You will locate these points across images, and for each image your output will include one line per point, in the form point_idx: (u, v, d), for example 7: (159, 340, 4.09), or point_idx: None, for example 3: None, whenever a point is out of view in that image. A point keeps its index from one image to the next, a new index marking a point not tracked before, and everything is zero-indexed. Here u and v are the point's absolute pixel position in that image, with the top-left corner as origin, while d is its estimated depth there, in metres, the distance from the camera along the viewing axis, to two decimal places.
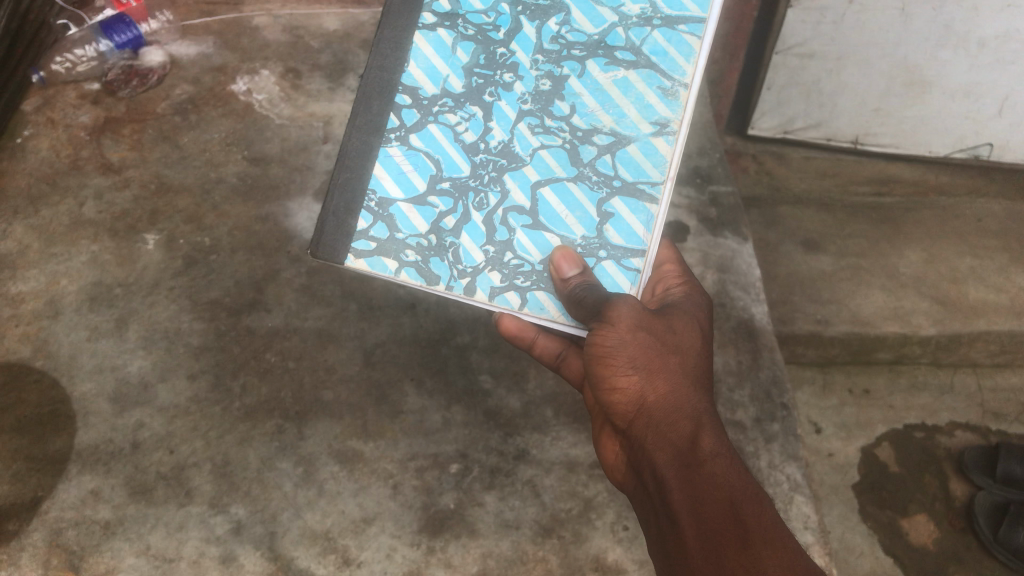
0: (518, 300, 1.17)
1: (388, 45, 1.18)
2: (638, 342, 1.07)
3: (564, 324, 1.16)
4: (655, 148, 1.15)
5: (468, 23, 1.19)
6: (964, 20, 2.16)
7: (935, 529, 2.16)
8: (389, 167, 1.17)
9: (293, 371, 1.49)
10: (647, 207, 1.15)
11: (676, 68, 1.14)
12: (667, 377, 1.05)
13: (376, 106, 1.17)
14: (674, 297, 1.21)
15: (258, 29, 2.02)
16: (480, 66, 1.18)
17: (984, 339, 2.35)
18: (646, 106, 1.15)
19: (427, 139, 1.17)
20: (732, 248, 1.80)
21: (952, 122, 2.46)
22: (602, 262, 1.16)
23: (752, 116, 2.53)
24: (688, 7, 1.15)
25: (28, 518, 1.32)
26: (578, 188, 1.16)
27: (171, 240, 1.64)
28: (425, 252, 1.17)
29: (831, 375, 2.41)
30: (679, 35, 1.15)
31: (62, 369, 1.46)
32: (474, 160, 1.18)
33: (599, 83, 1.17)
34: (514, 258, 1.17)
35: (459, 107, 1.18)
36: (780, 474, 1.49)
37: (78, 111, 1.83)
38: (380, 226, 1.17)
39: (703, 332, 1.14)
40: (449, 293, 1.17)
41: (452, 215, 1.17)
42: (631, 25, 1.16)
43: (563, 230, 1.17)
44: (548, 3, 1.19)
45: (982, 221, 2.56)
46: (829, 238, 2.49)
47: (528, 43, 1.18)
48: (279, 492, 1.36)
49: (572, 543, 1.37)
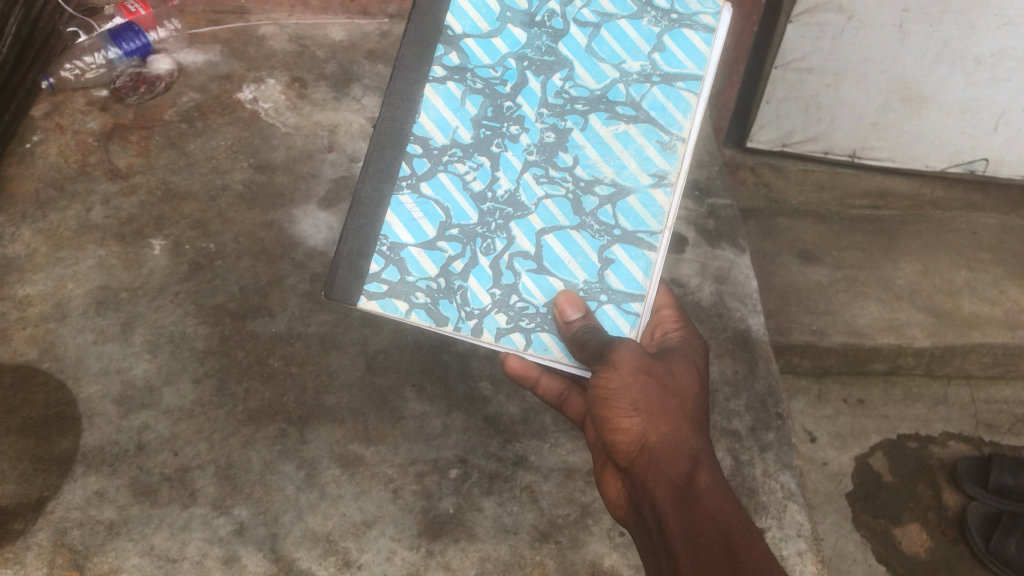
0: (522, 340, 1.18)
1: (398, 97, 1.17)
2: (641, 384, 1.08)
3: (567, 364, 1.16)
4: (653, 200, 1.16)
5: (476, 77, 1.17)
6: (961, 37, 2.19)
7: (928, 538, 2.19)
8: (401, 214, 1.17)
9: (296, 375, 1.52)
10: (645, 253, 1.17)
11: (675, 123, 1.15)
12: (667, 419, 1.06)
13: (388, 155, 1.16)
14: (671, 340, 1.23)
15: (265, 39, 2.06)
16: (488, 118, 1.17)
17: (978, 352, 2.37)
18: (645, 159, 1.16)
19: (437, 188, 1.17)
20: (730, 260, 1.82)
21: (949, 137, 2.48)
22: (603, 306, 1.17)
23: (752, 128, 2.53)
24: (687, 63, 1.16)
25: (33, 517, 1.33)
26: (580, 236, 1.17)
27: (177, 245, 1.67)
28: (435, 294, 1.18)
29: (827, 385, 2.44)
30: (678, 92, 1.16)
31: (69, 372, 1.49)
32: (482, 208, 1.18)
33: (601, 136, 1.17)
34: (519, 300, 1.18)
35: (468, 157, 1.17)
36: (775, 483, 1.51)
37: (87, 117, 1.86)
38: (392, 269, 1.17)
39: (699, 375, 1.17)
40: (458, 333, 1.18)
41: (461, 259, 1.18)
42: (632, 81, 1.16)
43: (566, 274, 1.18)
44: (553, 57, 1.18)
45: (977, 234, 2.67)
46: (826, 251, 2.56)
47: (534, 97, 1.18)
48: (282, 495, 1.38)
49: (569, 548, 1.39)
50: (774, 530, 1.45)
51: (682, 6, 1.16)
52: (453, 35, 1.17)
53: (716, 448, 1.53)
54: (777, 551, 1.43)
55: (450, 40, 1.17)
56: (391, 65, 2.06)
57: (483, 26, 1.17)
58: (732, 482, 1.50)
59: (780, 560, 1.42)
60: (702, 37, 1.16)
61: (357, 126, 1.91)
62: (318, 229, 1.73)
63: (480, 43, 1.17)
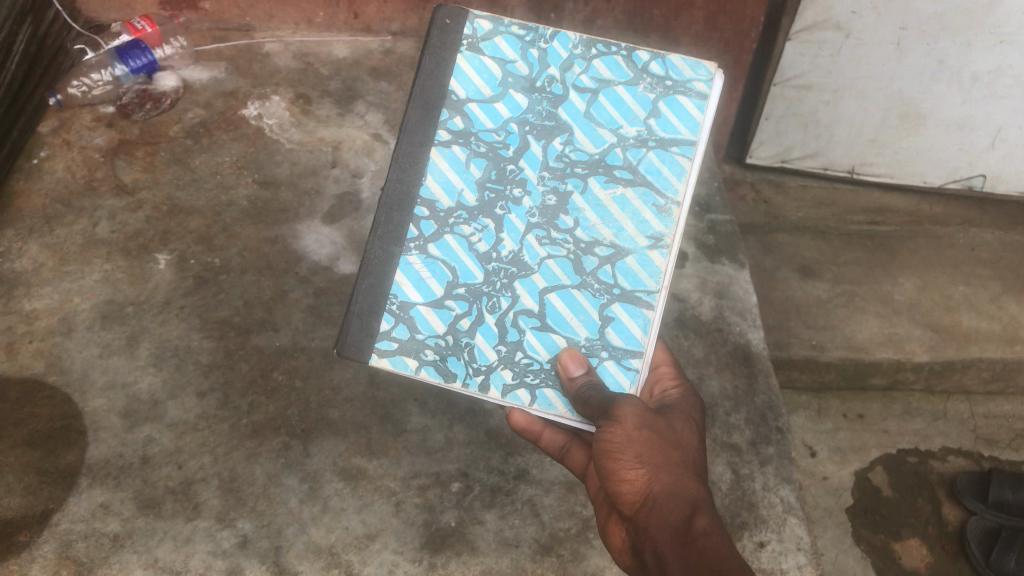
0: (528, 396, 1.17)
1: (406, 160, 1.20)
2: (644, 438, 1.07)
3: (572, 419, 1.16)
4: (650, 260, 1.18)
5: (480, 141, 1.21)
6: (957, 55, 2.21)
7: (928, 553, 2.21)
8: (410, 274, 1.18)
9: (299, 389, 1.53)
10: (644, 311, 1.18)
11: (670, 186, 1.19)
12: (671, 471, 1.05)
13: (396, 217, 1.18)
14: (670, 399, 1.23)
15: (269, 56, 2.09)
16: (492, 181, 1.20)
17: (976, 367, 2.39)
18: (642, 221, 1.18)
19: (444, 249, 1.19)
20: (730, 274, 1.83)
21: (946, 153, 2.51)
22: (604, 362, 1.17)
23: (751, 145, 2.56)
24: (681, 129, 1.20)
25: (38, 530, 1.34)
26: (581, 295, 1.19)
27: (182, 260, 1.68)
28: (443, 351, 1.17)
29: (826, 400, 2.45)
30: (673, 156, 1.20)
31: (74, 385, 1.50)
32: (487, 268, 1.19)
33: (599, 199, 1.19)
34: (524, 357, 1.18)
35: (472, 219, 1.20)
36: (775, 497, 1.52)
37: (94, 133, 1.88)
38: (401, 327, 1.17)
39: (699, 436, 1.16)
40: (465, 390, 1.17)
41: (467, 317, 1.18)
42: (628, 146, 1.21)
43: (569, 332, 1.19)
44: (553, 122, 1.22)
45: (976, 250, 2.61)
46: (826, 265, 2.54)
47: (536, 160, 1.21)
48: (285, 508, 1.39)
49: (571, 561, 1.40)
50: (774, 543, 1.47)
51: (675, 74, 1.22)
52: (458, 100, 1.22)
53: (717, 462, 1.54)
54: (777, 564, 1.45)
55: (456, 104, 1.22)
56: (395, 82, 2.08)
57: (486, 91, 1.23)
58: (732, 496, 1.51)
59: (780, 573, 1.44)
60: (695, 104, 1.21)
61: (361, 143, 1.93)
62: (322, 244, 1.75)
63: (484, 108, 1.22)
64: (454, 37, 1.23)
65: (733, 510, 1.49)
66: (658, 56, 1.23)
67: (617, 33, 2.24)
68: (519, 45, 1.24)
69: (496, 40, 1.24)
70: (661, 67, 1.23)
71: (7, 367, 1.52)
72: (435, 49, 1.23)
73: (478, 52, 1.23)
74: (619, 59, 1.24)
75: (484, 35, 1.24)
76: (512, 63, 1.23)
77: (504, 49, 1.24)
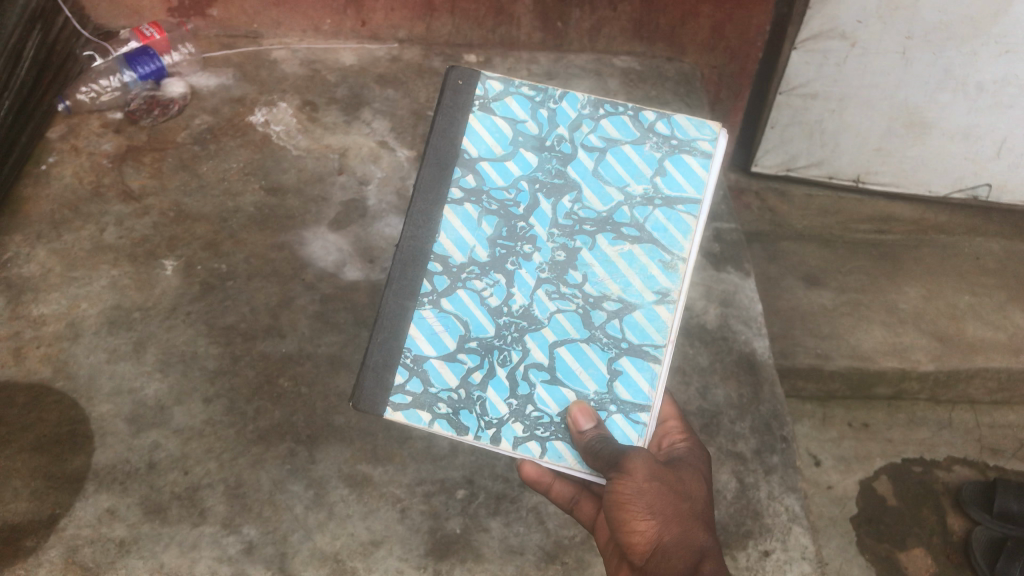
0: (538, 448, 1.16)
1: (420, 218, 1.19)
2: (655, 490, 1.07)
3: (581, 471, 1.15)
4: (658, 315, 1.18)
5: (491, 198, 1.21)
6: (963, 64, 2.22)
7: (933, 563, 2.20)
8: (423, 328, 1.17)
9: (305, 396, 1.53)
10: (651, 365, 1.18)
11: (676, 243, 1.19)
12: (681, 522, 1.06)
13: (410, 272, 1.17)
14: (678, 452, 1.23)
15: (276, 63, 2.09)
16: (503, 237, 1.20)
17: (982, 376, 2.39)
18: (649, 277, 1.19)
19: (457, 303, 1.18)
20: (735, 283, 1.84)
21: (951, 162, 2.51)
22: (613, 415, 1.17)
23: (757, 153, 2.58)
24: (686, 187, 1.21)
25: (45, 534, 1.35)
26: (590, 348, 1.19)
27: (189, 266, 1.69)
28: (456, 405, 1.16)
29: (831, 408, 2.44)
30: (678, 214, 1.20)
31: (81, 391, 1.51)
32: (498, 322, 1.19)
33: (607, 255, 1.20)
34: (535, 410, 1.18)
35: (484, 274, 1.19)
36: (780, 505, 1.52)
37: (102, 139, 1.89)
38: (416, 381, 1.17)
39: (705, 483, 1.17)
40: (477, 443, 1.16)
41: (479, 370, 1.17)
42: (635, 204, 1.21)
43: (578, 385, 1.18)
44: (562, 180, 1.22)
45: (981, 259, 2.61)
46: (831, 274, 2.54)
47: (545, 217, 1.21)
48: (291, 514, 1.40)
49: (575, 569, 1.40)
50: (779, 552, 1.47)
51: (681, 133, 1.23)
52: (470, 158, 1.22)
53: (722, 470, 1.54)
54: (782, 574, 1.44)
55: (468, 162, 1.22)
56: (402, 90, 2.08)
57: (497, 149, 1.23)
58: (737, 505, 1.50)
59: None
60: (700, 162, 1.22)
61: (368, 150, 1.94)
62: (328, 250, 1.75)
63: (494, 166, 1.22)
64: (466, 96, 1.24)
65: (738, 519, 1.49)
66: (664, 116, 1.24)
67: (623, 42, 2.24)
68: (529, 105, 1.25)
69: (507, 100, 1.25)
70: (667, 126, 1.24)
71: (14, 372, 1.52)
72: (448, 108, 1.23)
73: (489, 111, 1.24)
74: (626, 119, 1.25)
75: (495, 94, 1.25)
76: (521, 122, 1.24)
77: (515, 109, 1.25)
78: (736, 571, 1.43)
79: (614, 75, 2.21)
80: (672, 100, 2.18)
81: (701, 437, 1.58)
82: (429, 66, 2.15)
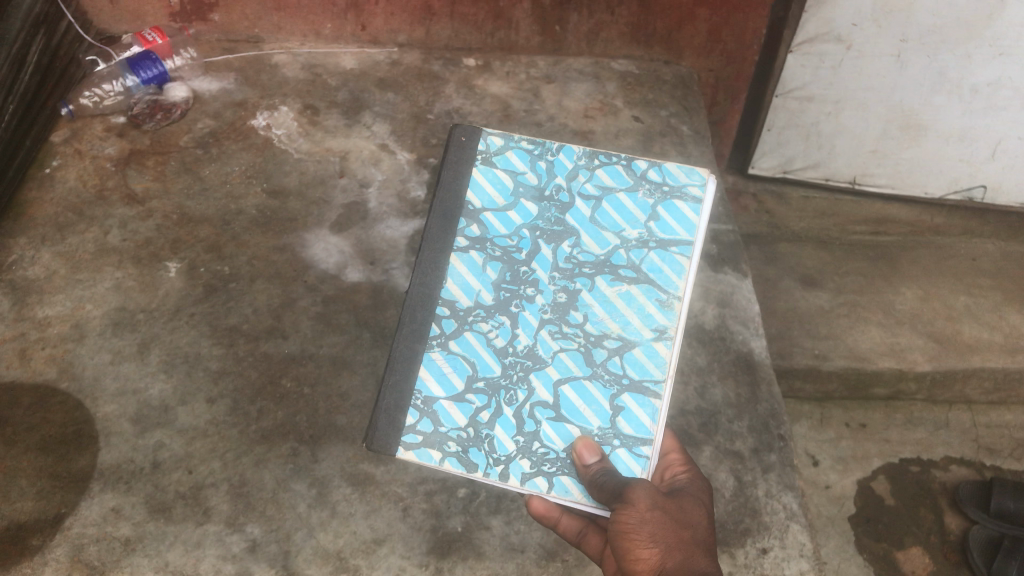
0: (545, 483, 1.19)
1: (427, 266, 1.27)
2: (658, 519, 1.10)
3: (588, 505, 1.17)
4: (656, 351, 1.23)
5: (495, 246, 1.29)
6: (957, 67, 2.24)
7: (930, 562, 2.21)
8: (432, 369, 1.22)
9: (308, 396, 1.55)
10: (651, 400, 1.22)
11: (670, 282, 1.26)
12: (683, 549, 1.08)
13: (420, 316, 1.24)
14: (680, 483, 1.23)
15: (278, 67, 2.11)
16: (507, 281, 1.27)
17: (978, 376, 2.40)
18: (646, 315, 1.24)
19: (465, 345, 1.23)
20: (732, 284, 1.85)
21: (947, 164, 2.54)
22: (616, 449, 1.20)
23: (753, 155, 2.60)
24: (678, 230, 1.29)
25: (51, 533, 1.36)
26: (593, 385, 1.23)
27: (193, 268, 1.71)
28: (465, 443, 1.20)
29: (829, 409, 2.46)
30: (672, 255, 1.27)
31: (86, 391, 1.52)
32: (504, 361, 1.23)
33: (606, 296, 1.26)
34: (541, 446, 1.20)
35: (490, 316, 1.25)
36: (777, 504, 1.53)
37: (105, 143, 1.91)
38: (426, 421, 1.20)
39: (707, 513, 1.18)
40: (486, 480, 1.19)
41: (487, 410, 1.21)
42: (631, 247, 1.28)
43: (582, 421, 1.21)
44: (561, 227, 1.30)
45: (977, 260, 2.64)
46: (828, 275, 2.56)
47: (547, 261, 1.28)
48: (294, 512, 1.41)
49: (575, 566, 1.41)
50: (777, 550, 1.48)
51: (672, 180, 1.32)
52: (474, 209, 1.31)
53: (720, 469, 1.56)
54: (780, 571, 1.46)
55: (472, 213, 1.30)
56: (402, 93, 2.10)
57: (499, 200, 1.32)
58: (735, 503, 1.52)
59: None
60: (691, 207, 1.30)
61: (368, 153, 1.96)
62: (330, 252, 1.77)
63: (497, 216, 1.31)
64: (469, 152, 1.34)
65: (736, 517, 1.51)
66: (655, 164, 1.33)
67: (621, 45, 2.26)
68: (528, 158, 1.35)
69: (507, 154, 1.35)
70: (659, 174, 1.33)
71: (20, 374, 1.54)
72: (453, 163, 1.33)
73: (491, 165, 1.34)
74: (620, 167, 1.34)
75: (496, 149, 1.35)
76: (522, 174, 1.34)
77: (515, 162, 1.34)
78: (735, 568, 1.45)
79: (612, 77, 2.22)
80: (670, 103, 2.19)
81: (700, 436, 1.59)
82: (429, 70, 2.17)
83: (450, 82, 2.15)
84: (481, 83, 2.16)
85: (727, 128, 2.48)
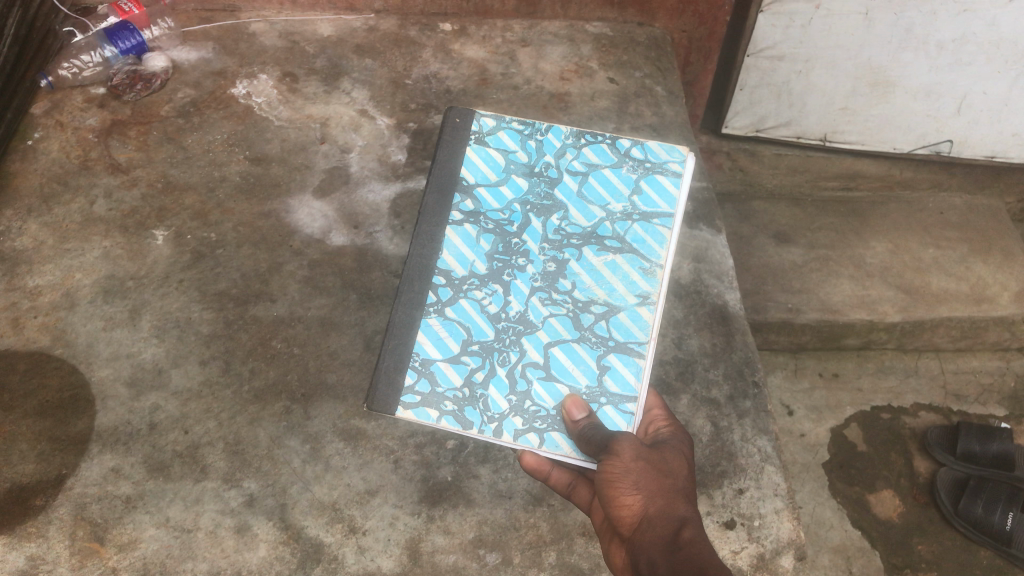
0: (536, 438, 1.23)
1: (425, 238, 1.32)
2: (640, 469, 1.14)
3: (577, 459, 1.21)
4: (640, 315, 1.28)
5: (488, 219, 1.34)
6: (924, 23, 2.28)
7: (900, 504, 2.31)
8: (429, 334, 1.27)
9: (298, 356, 1.59)
10: (636, 360, 1.27)
11: (654, 253, 1.31)
12: (665, 495, 1.11)
13: (417, 285, 1.29)
14: (663, 436, 1.27)
15: (255, 36, 2.13)
16: (499, 253, 1.32)
17: (945, 325, 2.50)
18: (631, 282, 1.30)
19: (460, 311, 1.28)
20: (707, 239, 1.91)
21: (915, 120, 2.58)
22: (603, 407, 1.24)
23: (726, 116, 2.62)
24: (660, 204, 1.34)
25: (53, 494, 1.40)
26: (580, 347, 1.28)
27: (180, 235, 1.74)
28: (461, 402, 1.25)
29: (803, 360, 2.55)
30: (655, 227, 1.32)
31: (80, 357, 1.56)
32: (497, 326, 1.29)
33: (593, 264, 1.31)
34: (533, 404, 1.25)
35: (483, 284, 1.30)
36: (752, 447, 1.60)
37: (86, 115, 1.93)
38: (423, 382, 1.25)
39: (690, 465, 1.21)
40: (481, 436, 1.24)
41: (481, 370, 1.26)
42: (616, 219, 1.33)
43: (571, 380, 1.26)
44: (550, 202, 1.36)
45: (945, 213, 2.76)
46: (800, 232, 2.66)
47: (537, 234, 1.34)
48: (289, 467, 1.46)
49: (561, 510, 1.48)
50: (752, 490, 1.55)
51: (654, 157, 1.38)
52: (468, 185, 1.36)
53: (697, 415, 1.62)
54: (756, 509, 1.53)
55: (466, 189, 1.36)
56: (379, 59, 2.13)
57: (491, 176, 1.38)
58: (713, 447, 1.59)
59: (758, 517, 1.52)
60: (671, 181, 1.36)
61: (349, 119, 1.98)
62: (314, 217, 1.80)
63: (490, 191, 1.36)
64: (463, 132, 1.41)
65: (713, 460, 1.57)
66: (638, 143, 1.39)
67: (594, 9, 2.29)
68: (519, 138, 1.41)
69: (498, 134, 1.41)
70: (641, 152, 1.39)
71: (13, 342, 1.57)
72: (448, 143, 1.40)
73: (484, 144, 1.40)
74: (605, 146, 1.41)
75: (489, 129, 1.41)
76: (513, 152, 1.40)
77: (506, 141, 1.41)
78: (713, 508, 1.52)
79: (587, 40, 2.26)
80: (644, 64, 2.23)
81: (677, 385, 1.66)
82: (406, 35, 2.19)
83: (427, 47, 2.17)
84: (458, 47, 2.18)
85: (700, 88, 2.53)
